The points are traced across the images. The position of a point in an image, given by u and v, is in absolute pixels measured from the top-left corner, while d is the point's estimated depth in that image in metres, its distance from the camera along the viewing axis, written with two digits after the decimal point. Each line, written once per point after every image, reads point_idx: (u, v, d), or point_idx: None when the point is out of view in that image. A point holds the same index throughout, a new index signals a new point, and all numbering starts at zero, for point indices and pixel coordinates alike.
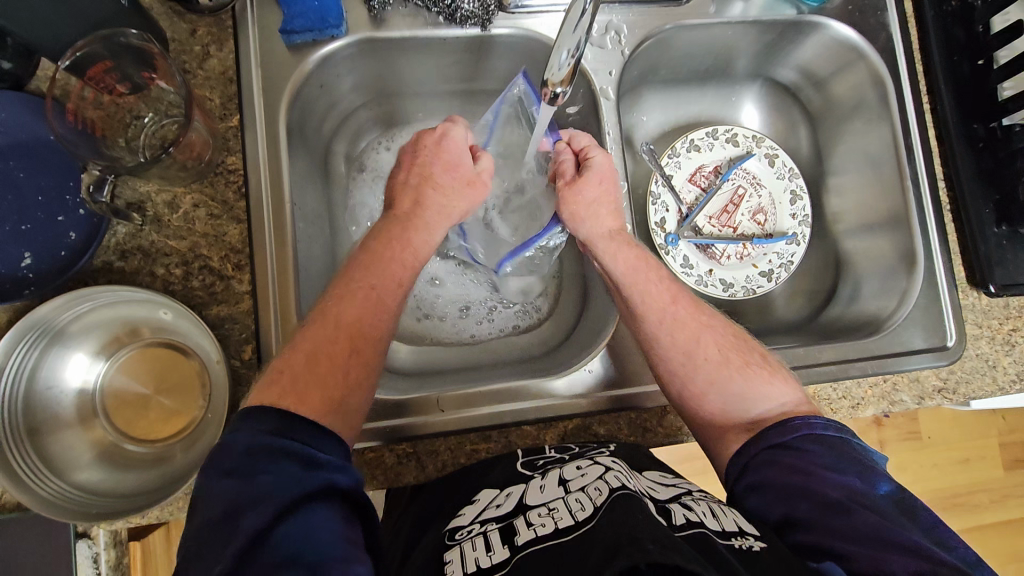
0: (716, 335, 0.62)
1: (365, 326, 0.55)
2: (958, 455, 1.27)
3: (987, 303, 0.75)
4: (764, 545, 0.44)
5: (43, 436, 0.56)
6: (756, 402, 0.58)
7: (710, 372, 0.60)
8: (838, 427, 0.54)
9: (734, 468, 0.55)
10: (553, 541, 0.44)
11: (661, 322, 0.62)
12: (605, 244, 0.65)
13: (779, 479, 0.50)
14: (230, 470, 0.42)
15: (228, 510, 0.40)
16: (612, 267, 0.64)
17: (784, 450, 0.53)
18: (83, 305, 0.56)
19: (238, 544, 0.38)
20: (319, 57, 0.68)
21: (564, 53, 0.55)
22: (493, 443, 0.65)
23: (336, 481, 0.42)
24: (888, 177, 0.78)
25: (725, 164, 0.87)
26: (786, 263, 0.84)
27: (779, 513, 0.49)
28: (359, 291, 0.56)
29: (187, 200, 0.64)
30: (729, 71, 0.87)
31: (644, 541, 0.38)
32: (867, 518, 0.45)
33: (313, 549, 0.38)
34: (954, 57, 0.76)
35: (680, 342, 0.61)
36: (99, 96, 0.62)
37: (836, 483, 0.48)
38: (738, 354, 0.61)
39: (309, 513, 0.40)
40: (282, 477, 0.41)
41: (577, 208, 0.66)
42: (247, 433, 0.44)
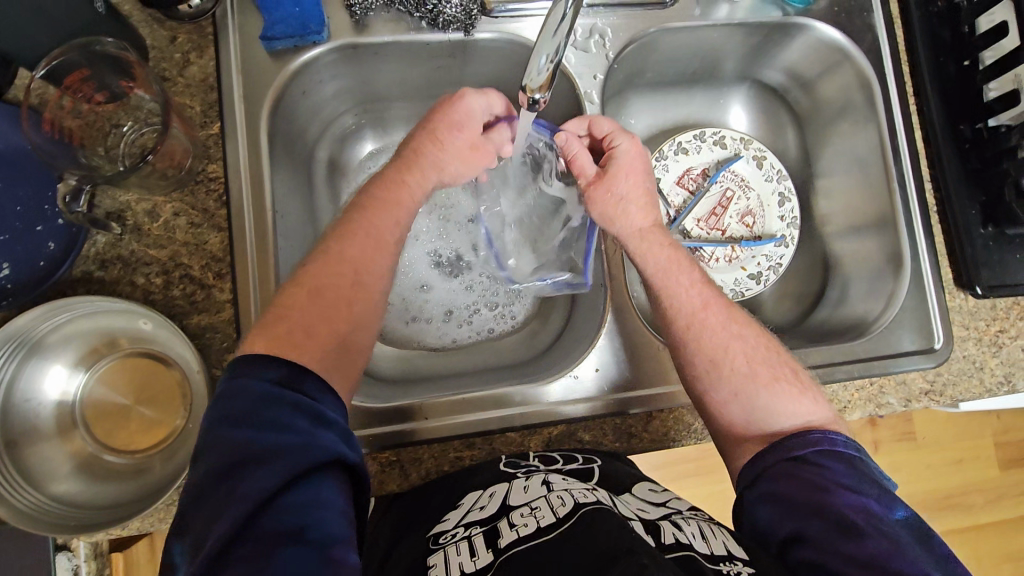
0: (748, 346, 0.60)
1: (357, 304, 0.53)
2: (951, 455, 1.26)
3: (974, 305, 0.74)
4: (753, 572, 0.45)
5: (21, 449, 0.55)
6: (777, 418, 0.56)
7: (736, 382, 0.58)
8: (857, 447, 0.53)
9: (747, 474, 0.54)
10: (536, 541, 0.45)
11: (687, 327, 0.61)
12: (637, 242, 0.65)
13: (795, 493, 0.49)
14: (239, 421, 0.42)
15: (235, 466, 0.40)
16: (645, 266, 0.64)
17: (802, 465, 0.52)
18: (63, 315, 0.56)
19: (243, 507, 0.38)
20: (301, 63, 0.68)
21: (544, 57, 0.54)
22: (478, 450, 0.65)
23: (345, 454, 0.42)
24: (875, 178, 0.78)
25: (712, 166, 0.86)
26: (774, 265, 0.84)
27: (789, 529, 0.48)
28: (345, 264, 0.53)
29: (168, 208, 0.63)
30: (717, 73, 0.86)
31: (640, 554, 0.39)
32: (877, 545, 0.45)
33: (316, 525, 0.38)
34: (940, 58, 0.76)
35: (708, 348, 0.60)
36: (78, 105, 0.62)
37: (852, 503, 0.48)
38: (768, 368, 0.59)
39: (316, 484, 0.40)
40: (293, 438, 0.41)
41: (605, 208, 0.66)
42: (261, 382, 0.44)
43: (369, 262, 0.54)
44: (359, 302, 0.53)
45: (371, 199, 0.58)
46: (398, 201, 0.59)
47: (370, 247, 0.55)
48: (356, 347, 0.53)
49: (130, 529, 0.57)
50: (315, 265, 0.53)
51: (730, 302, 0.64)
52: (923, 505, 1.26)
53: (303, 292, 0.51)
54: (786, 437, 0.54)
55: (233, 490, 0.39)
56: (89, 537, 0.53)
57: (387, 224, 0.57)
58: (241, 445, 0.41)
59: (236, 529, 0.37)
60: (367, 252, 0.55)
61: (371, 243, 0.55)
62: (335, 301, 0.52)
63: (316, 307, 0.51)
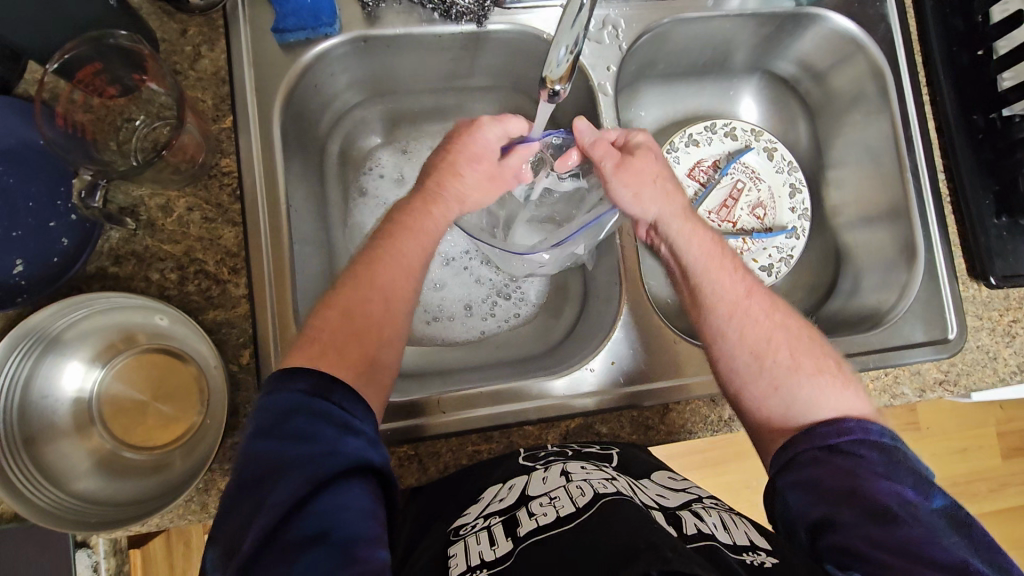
0: (792, 336, 0.60)
1: (385, 327, 0.52)
2: (956, 444, 1.27)
3: (987, 295, 0.75)
4: (777, 561, 0.44)
5: (40, 445, 0.55)
6: (820, 408, 0.55)
7: (777, 374, 0.57)
8: (892, 436, 0.53)
9: (778, 459, 0.54)
10: (558, 530, 0.44)
11: (729, 316, 0.60)
12: (678, 222, 0.63)
13: (825, 480, 0.49)
14: (266, 432, 0.42)
15: (259, 478, 0.40)
16: (684, 247, 0.63)
17: (836, 453, 0.51)
18: (79, 312, 0.55)
19: (269, 515, 0.38)
20: (311, 57, 0.67)
21: (563, 49, 0.54)
22: (495, 444, 0.64)
23: (370, 458, 0.42)
24: (887, 168, 0.78)
25: (723, 158, 0.86)
26: (785, 256, 0.84)
27: (821, 513, 0.48)
28: (374, 289, 0.53)
29: (181, 203, 0.63)
30: (727, 64, 0.86)
31: (662, 547, 0.37)
32: (909, 531, 0.45)
33: (341, 528, 0.38)
34: (953, 48, 0.76)
35: (752, 337, 0.59)
36: (89, 100, 0.61)
37: (885, 491, 0.48)
38: (810, 359, 0.58)
39: (342, 489, 0.40)
40: (314, 447, 0.41)
41: (639, 187, 0.63)
42: (289, 394, 0.43)
43: (399, 286, 0.54)
44: (386, 328, 0.53)
45: (396, 218, 0.58)
46: (410, 225, 0.58)
47: (373, 266, 0.55)
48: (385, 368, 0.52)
49: (152, 523, 0.57)
50: (343, 291, 0.53)
51: (775, 298, 0.63)
52: None
53: (335, 323, 0.51)
54: (817, 427, 0.54)
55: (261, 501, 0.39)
56: (110, 533, 0.52)
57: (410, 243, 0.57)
58: (259, 461, 0.41)
59: (264, 536, 0.37)
60: (397, 278, 0.54)
61: (392, 266, 0.55)
62: (361, 329, 0.51)
63: (344, 326, 0.51)
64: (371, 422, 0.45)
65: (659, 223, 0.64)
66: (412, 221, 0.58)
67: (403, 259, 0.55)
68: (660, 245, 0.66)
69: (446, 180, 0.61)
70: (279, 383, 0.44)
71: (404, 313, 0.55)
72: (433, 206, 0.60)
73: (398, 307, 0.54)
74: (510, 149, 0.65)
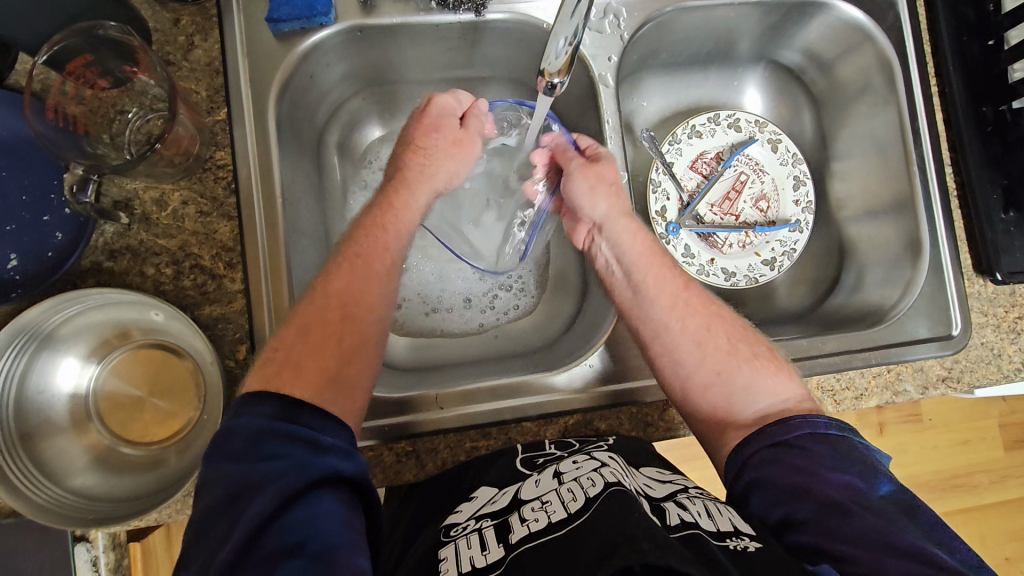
0: (728, 326, 0.61)
1: (346, 338, 0.52)
2: (957, 436, 1.27)
3: (993, 291, 0.74)
4: (759, 546, 0.43)
5: (37, 442, 0.55)
6: (758, 394, 0.56)
7: (717, 362, 0.58)
8: (840, 426, 0.52)
9: (732, 464, 0.53)
10: (546, 537, 0.44)
11: (671, 310, 0.61)
12: (622, 226, 0.64)
13: (781, 477, 0.49)
14: (236, 455, 0.42)
15: (234, 494, 0.40)
16: (628, 249, 0.64)
17: (787, 449, 0.51)
18: (72, 307, 0.55)
19: (243, 530, 0.38)
20: (308, 46, 0.66)
21: (562, 41, 0.53)
22: (493, 440, 0.64)
23: (340, 468, 0.42)
24: (893, 160, 0.76)
25: (726, 150, 0.85)
26: (788, 250, 0.82)
27: (782, 513, 0.48)
28: (333, 300, 0.53)
29: (175, 197, 0.62)
30: (731, 54, 0.84)
31: (641, 539, 0.36)
32: (870, 521, 0.44)
33: (317, 537, 0.38)
34: (963, 37, 0.74)
35: (691, 329, 0.60)
36: (81, 91, 0.60)
37: (835, 482, 0.47)
38: (746, 345, 0.60)
39: (316, 500, 0.40)
40: (286, 463, 0.40)
41: (597, 189, 0.64)
42: (253, 416, 0.44)
43: (359, 293, 0.54)
44: (349, 339, 0.52)
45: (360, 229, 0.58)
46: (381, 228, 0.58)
47: (369, 273, 0.56)
48: (355, 382, 0.51)
49: (154, 518, 0.57)
50: (306, 304, 0.52)
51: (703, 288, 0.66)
52: (925, 486, 1.27)
53: (295, 339, 0.50)
54: (767, 425, 0.53)
55: (235, 517, 0.39)
56: (110, 529, 0.52)
57: (390, 236, 0.59)
58: (232, 478, 0.41)
59: (237, 554, 0.37)
60: (360, 283, 0.55)
61: (362, 271, 0.55)
62: (325, 341, 0.51)
63: (310, 343, 0.50)
64: (345, 434, 0.45)
65: (604, 226, 0.65)
66: (377, 232, 0.58)
67: (373, 268, 0.56)
68: (599, 246, 0.66)
69: (412, 161, 0.63)
70: (245, 406, 0.45)
71: (367, 320, 0.54)
72: (395, 194, 0.61)
73: (357, 314, 0.53)
74: (467, 113, 0.67)
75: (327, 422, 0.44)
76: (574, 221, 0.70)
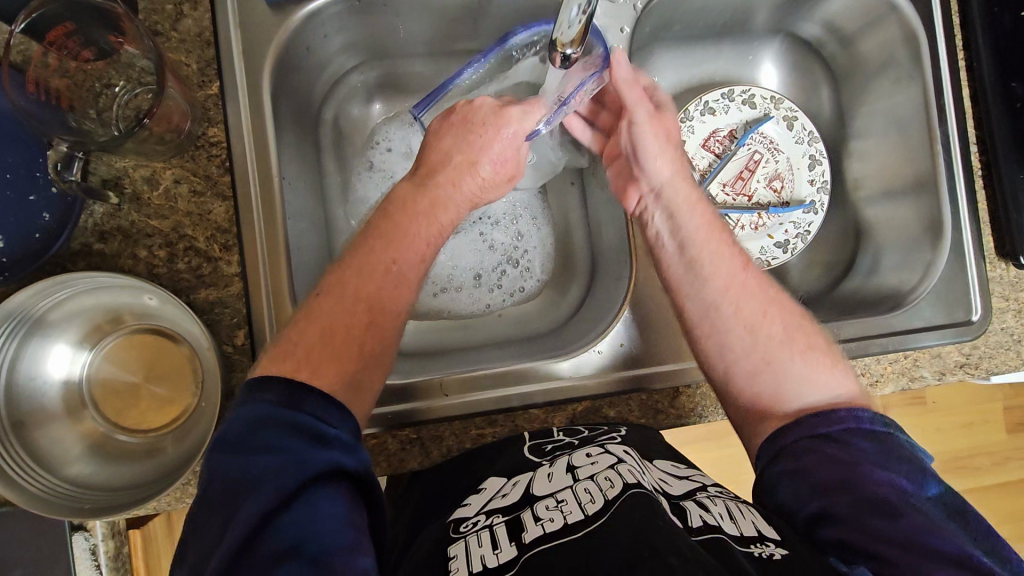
0: (786, 315, 0.58)
1: (371, 344, 0.50)
2: (961, 419, 1.26)
3: (1015, 275, 0.72)
4: (786, 553, 0.42)
5: (29, 430, 0.53)
6: (809, 389, 0.54)
7: (768, 350, 0.56)
8: (885, 422, 0.50)
9: (767, 451, 0.51)
10: (564, 537, 0.42)
11: (729, 288, 0.58)
12: (678, 193, 0.61)
13: (822, 471, 0.47)
14: (233, 447, 0.40)
15: (227, 492, 0.38)
16: (689, 219, 0.61)
17: (827, 441, 0.49)
18: (63, 292, 0.53)
19: (237, 532, 0.36)
20: (305, 16, 0.62)
21: (575, 9, 0.50)
22: (499, 427, 0.63)
23: (342, 462, 0.40)
24: (915, 140, 0.73)
25: (740, 128, 0.82)
26: (803, 232, 0.80)
27: (818, 505, 0.46)
28: (362, 301, 0.50)
29: (167, 175, 0.59)
30: (747, 25, 0.81)
31: (666, 554, 0.37)
32: (914, 522, 0.42)
33: (314, 540, 0.36)
34: (994, 9, 0.70)
35: (747, 312, 0.57)
36: (64, 63, 0.57)
37: (885, 483, 0.45)
38: (803, 337, 0.57)
39: (314, 500, 0.38)
40: (284, 459, 0.39)
41: (658, 147, 0.62)
42: (257, 405, 0.42)
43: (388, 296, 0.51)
44: (370, 339, 0.50)
45: (383, 216, 0.55)
46: (412, 213, 0.55)
47: (401, 283, 0.53)
48: (371, 378, 0.50)
49: (154, 506, 0.56)
50: (326, 300, 0.50)
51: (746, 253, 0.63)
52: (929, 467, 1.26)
53: (316, 330, 0.48)
54: (807, 416, 0.51)
55: (229, 517, 0.37)
56: (108, 518, 0.51)
57: (420, 236, 0.55)
58: (232, 472, 0.39)
59: (230, 558, 0.35)
60: (386, 290, 0.51)
61: (389, 242, 0.53)
62: (347, 338, 0.49)
63: (334, 339, 0.48)
64: (349, 425, 0.43)
65: (659, 194, 0.62)
66: (412, 223, 0.55)
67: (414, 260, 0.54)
68: (653, 214, 0.62)
69: (493, 165, 0.60)
70: (253, 391, 0.43)
71: (394, 324, 0.52)
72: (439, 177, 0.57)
73: (383, 321, 0.51)
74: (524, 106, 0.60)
75: (329, 413, 0.42)
76: (621, 187, 0.66)
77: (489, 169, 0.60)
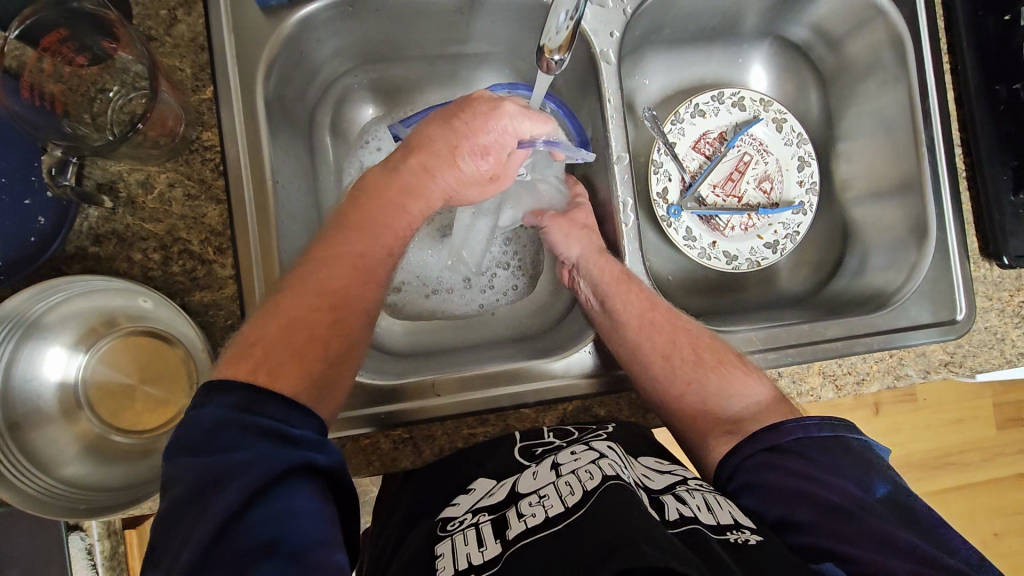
0: (692, 337, 0.61)
1: (332, 340, 0.50)
2: (951, 415, 1.27)
3: (999, 275, 0.73)
4: (761, 539, 0.43)
5: (25, 431, 0.54)
6: (731, 401, 0.57)
7: (688, 372, 0.59)
8: (832, 427, 0.52)
9: (723, 469, 0.53)
10: (544, 531, 0.43)
11: (639, 327, 0.60)
12: (591, 259, 0.65)
13: (784, 480, 0.49)
14: (198, 449, 0.40)
15: (200, 489, 0.39)
16: (597, 280, 0.64)
17: (782, 455, 0.51)
18: (56, 295, 0.53)
19: (211, 526, 0.37)
20: (297, 21, 0.62)
21: (563, 14, 0.51)
22: (490, 427, 0.64)
23: (314, 459, 0.41)
24: (901, 143, 0.74)
25: (730, 129, 0.83)
26: (791, 233, 0.81)
27: (778, 514, 0.48)
28: (320, 294, 0.51)
29: (162, 179, 0.60)
30: (737, 28, 0.82)
31: (640, 542, 0.36)
32: (872, 522, 0.45)
33: (291, 535, 0.37)
34: (979, 12, 0.71)
35: (660, 345, 0.60)
36: (59, 68, 0.58)
37: (837, 485, 0.47)
38: (713, 353, 0.60)
39: (289, 494, 0.39)
40: (254, 456, 0.39)
41: (570, 230, 0.68)
42: (216, 408, 0.42)
43: (348, 288, 0.52)
44: (332, 334, 0.50)
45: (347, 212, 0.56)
46: (386, 202, 0.57)
47: (364, 271, 0.54)
48: (337, 371, 0.50)
49: (149, 506, 0.57)
50: (289, 291, 0.51)
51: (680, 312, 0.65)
52: (921, 464, 1.28)
53: (273, 329, 0.48)
54: (784, 423, 0.53)
55: (202, 512, 0.37)
56: (104, 518, 0.52)
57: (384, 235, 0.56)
58: (201, 471, 0.39)
59: (203, 553, 0.36)
60: (346, 280, 0.52)
61: (359, 233, 0.55)
62: (305, 331, 0.49)
63: (294, 337, 0.48)
64: (314, 422, 0.44)
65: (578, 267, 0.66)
66: (391, 215, 0.57)
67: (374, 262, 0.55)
68: (578, 284, 0.67)
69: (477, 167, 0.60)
70: (209, 393, 0.43)
71: (357, 318, 0.52)
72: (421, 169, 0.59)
73: (346, 316, 0.51)
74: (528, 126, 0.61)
75: (291, 416, 0.43)
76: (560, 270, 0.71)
77: (470, 168, 0.60)
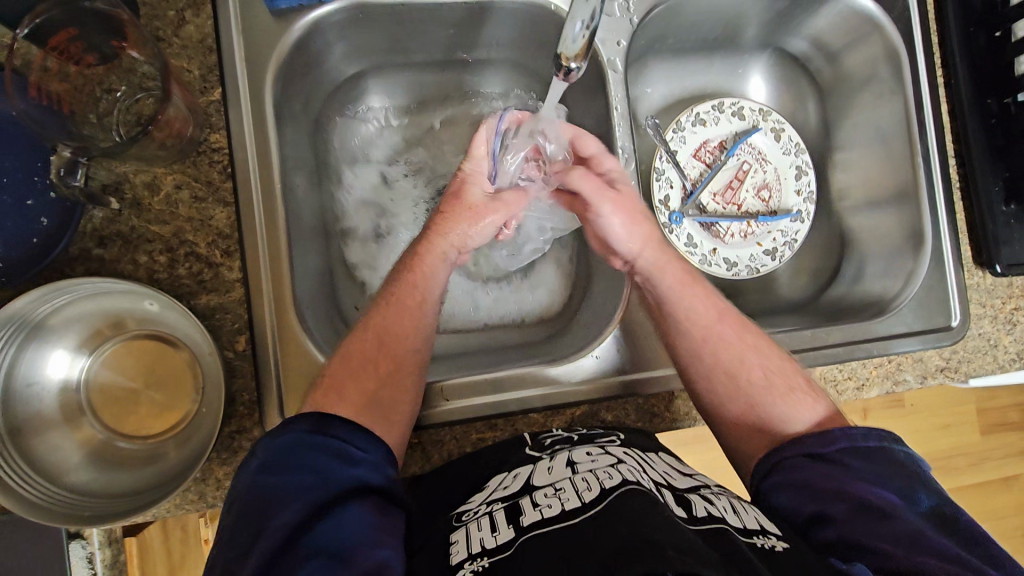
0: (765, 359, 0.61)
1: (386, 364, 0.55)
2: (937, 421, 1.30)
3: (991, 283, 0.75)
4: (788, 547, 0.44)
5: (26, 437, 0.52)
6: (796, 423, 0.57)
7: (753, 394, 0.59)
8: (880, 438, 0.52)
9: (763, 466, 0.54)
10: (557, 524, 0.43)
11: (703, 342, 0.61)
12: (652, 259, 0.64)
13: (819, 482, 0.50)
14: (266, 466, 0.44)
15: (259, 506, 0.42)
16: (660, 284, 0.64)
17: (822, 461, 0.52)
18: (61, 297, 0.52)
19: (270, 541, 0.40)
20: (307, 24, 0.62)
21: (579, 24, 0.52)
22: (499, 432, 0.64)
23: (369, 479, 0.45)
24: (898, 153, 0.76)
25: (730, 138, 0.84)
26: (790, 241, 0.82)
27: (814, 508, 0.48)
28: (368, 331, 0.56)
29: (168, 181, 0.59)
30: (737, 39, 0.83)
31: (664, 546, 0.36)
32: (905, 526, 0.45)
33: (343, 539, 0.40)
34: (971, 28, 0.74)
35: (724, 362, 0.60)
36: (65, 67, 0.57)
37: (876, 492, 0.48)
38: (783, 379, 0.59)
39: (344, 511, 0.42)
40: (316, 476, 0.43)
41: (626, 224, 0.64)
42: (291, 434, 0.46)
43: (393, 323, 0.57)
44: (383, 364, 0.55)
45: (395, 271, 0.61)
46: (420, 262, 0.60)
47: (403, 308, 0.58)
48: (396, 402, 0.54)
49: (150, 514, 0.55)
50: (348, 342, 0.56)
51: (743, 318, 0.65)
52: None
53: (337, 361, 0.55)
54: (835, 429, 0.54)
55: (262, 527, 0.41)
56: (105, 526, 0.50)
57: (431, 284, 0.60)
58: (266, 487, 0.43)
59: (266, 562, 0.39)
60: (394, 321, 0.57)
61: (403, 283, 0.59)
62: (363, 365, 0.54)
63: (351, 367, 0.54)
64: (378, 448, 0.48)
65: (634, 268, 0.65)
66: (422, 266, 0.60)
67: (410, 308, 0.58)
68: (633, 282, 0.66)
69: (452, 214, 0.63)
70: (286, 422, 0.47)
71: (403, 348, 0.57)
72: (436, 236, 0.61)
73: (393, 345, 0.56)
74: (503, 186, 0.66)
75: (354, 436, 0.47)
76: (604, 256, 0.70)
77: (490, 230, 0.65)
